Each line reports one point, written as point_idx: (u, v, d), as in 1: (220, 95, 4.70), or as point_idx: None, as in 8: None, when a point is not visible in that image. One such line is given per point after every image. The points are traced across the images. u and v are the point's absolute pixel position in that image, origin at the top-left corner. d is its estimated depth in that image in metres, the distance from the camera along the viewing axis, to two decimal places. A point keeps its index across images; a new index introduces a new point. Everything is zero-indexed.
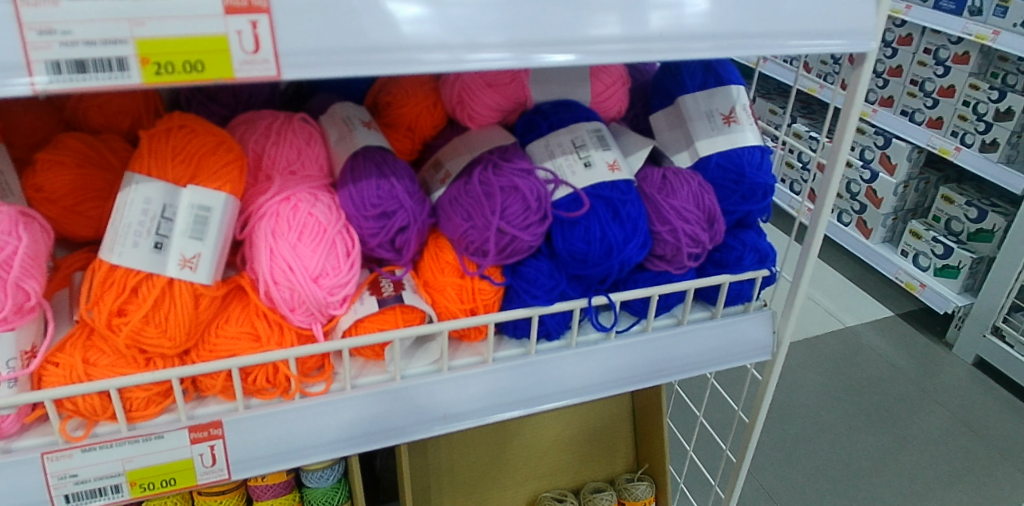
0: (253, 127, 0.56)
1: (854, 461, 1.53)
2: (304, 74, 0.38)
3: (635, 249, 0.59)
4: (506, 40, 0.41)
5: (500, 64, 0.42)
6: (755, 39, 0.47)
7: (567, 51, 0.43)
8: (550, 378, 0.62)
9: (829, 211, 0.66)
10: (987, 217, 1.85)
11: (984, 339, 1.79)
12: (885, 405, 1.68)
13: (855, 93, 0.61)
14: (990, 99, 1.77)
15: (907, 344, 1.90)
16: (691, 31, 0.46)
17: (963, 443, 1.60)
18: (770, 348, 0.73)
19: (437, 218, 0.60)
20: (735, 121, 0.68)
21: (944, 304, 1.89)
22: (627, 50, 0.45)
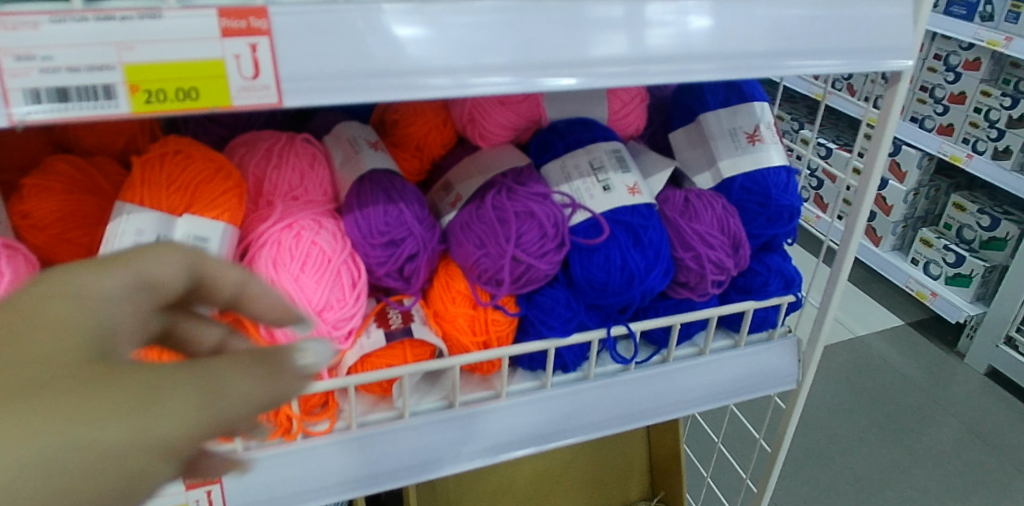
0: (254, 149, 0.53)
1: (868, 475, 1.49)
2: (305, 100, 0.35)
3: (658, 277, 0.56)
4: (510, 60, 0.39)
5: (506, 89, 0.39)
6: (767, 58, 0.44)
7: (570, 75, 0.40)
8: (566, 413, 0.59)
9: (860, 233, 0.62)
10: (1000, 225, 1.80)
11: (997, 350, 1.75)
12: (898, 418, 1.64)
13: (889, 112, 0.57)
14: (1002, 106, 1.74)
15: (919, 355, 1.86)
16: (700, 51, 0.43)
17: (977, 455, 1.56)
18: (795, 376, 0.70)
19: (448, 244, 0.57)
20: (760, 140, 0.64)
21: (956, 313, 1.84)
22: (633, 73, 0.42)
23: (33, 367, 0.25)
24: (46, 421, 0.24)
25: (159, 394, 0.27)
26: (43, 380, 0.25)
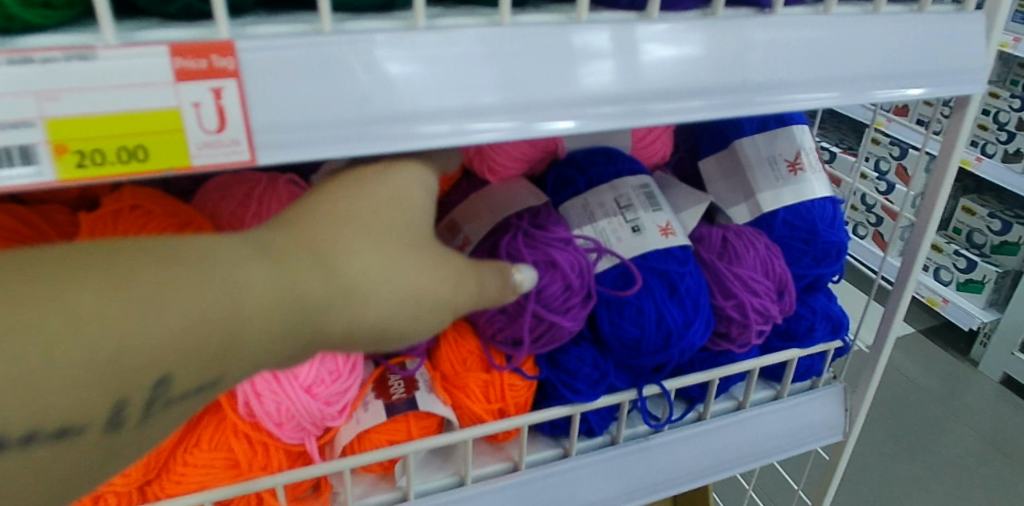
0: (230, 193, 0.45)
1: (885, 489, 1.41)
2: (280, 157, 0.29)
3: (698, 331, 0.49)
4: (503, 99, 0.32)
5: (504, 135, 0.33)
6: (764, 93, 0.38)
7: (568, 117, 0.34)
8: (592, 484, 0.52)
9: (920, 268, 0.55)
10: (1012, 229, 1.73)
11: (1011, 357, 1.67)
12: (913, 428, 1.56)
13: (956, 141, 0.51)
14: (1012, 108, 1.67)
15: (931, 363, 1.77)
16: (682, 86, 0.36)
17: (998, 467, 1.47)
18: (841, 427, 0.63)
19: None
20: (803, 169, 0.57)
21: (968, 320, 1.76)
22: (629, 114, 0.35)
23: (401, 223, 0.32)
24: (414, 264, 0.31)
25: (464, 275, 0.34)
26: (408, 236, 0.32)
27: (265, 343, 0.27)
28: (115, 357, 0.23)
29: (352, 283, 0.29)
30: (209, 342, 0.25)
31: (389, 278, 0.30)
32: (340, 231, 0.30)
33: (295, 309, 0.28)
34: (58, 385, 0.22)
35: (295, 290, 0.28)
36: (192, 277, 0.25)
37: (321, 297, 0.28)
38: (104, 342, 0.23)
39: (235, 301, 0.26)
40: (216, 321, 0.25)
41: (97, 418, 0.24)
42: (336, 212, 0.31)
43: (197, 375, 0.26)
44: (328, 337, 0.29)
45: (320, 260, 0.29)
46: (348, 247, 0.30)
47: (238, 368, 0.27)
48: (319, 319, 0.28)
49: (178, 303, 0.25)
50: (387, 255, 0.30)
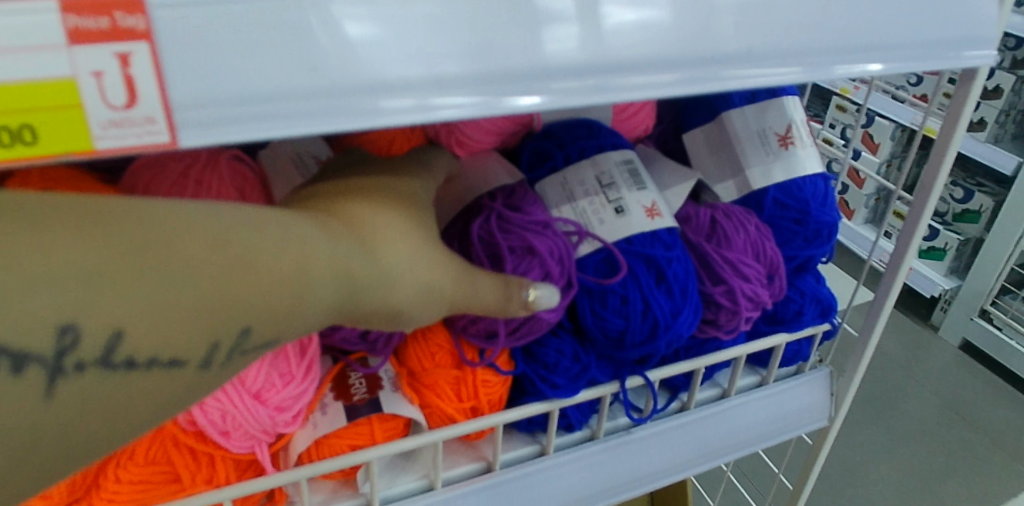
0: (164, 173, 0.40)
1: (849, 455, 1.41)
2: (202, 139, 0.25)
3: (687, 320, 0.45)
4: (467, 70, 0.28)
5: (467, 111, 0.29)
6: (737, 66, 0.34)
7: (533, 92, 0.30)
8: (569, 482, 0.49)
9: (915, 252, 0.52)
10: (973, 198, 1.71)
11: (971, 323, 1.68)
12: (877, 393, 1.57)
13: (960, 115, 0.47)
14: None
15: (894, 330, 1.78)
16: (640, 56, 0.31)
17: (958, 431, 1.49)
18: (826, 413, 0.60)
19: None
20: (793, 143, 0.54)
21: (931, 287, 1.77)
22: (596, 88, 0.31)
23: (414, 220, 0.35)
24: (431, 260, 0.34)
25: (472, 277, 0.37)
26: (421, 232, 0.35)
27: (317, 312, 0.30)
28: (212, 303, 0.25)
29: (382, 270, 0.32)
30: (281, 304, 0.28)
31: (411, 267, 0.33)
32: (369, 221, 0.33)
33: (340, 287, 0.30)
34: (166, 324, 0.25)
35: (345, 268, 0.30)
36: (270, 244, 0.27)
37: (364, 278, 0.31)
38: (205, 290, 0.25)
39: (302, 268, 0.28)
40: (287, 286, 0.28)
41: (193, 354, 0.26)
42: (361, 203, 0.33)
43: (265, 332, 0.28)
44: (355, 315, 0.32)
45: (362, 244, 0.31)
46: (379, 237, 0.32)
47: (293, 331, 0.29)
48: (357, 296, 0.31)
49: (262, 265, 0.27)
50: (409, 248, 0.33)
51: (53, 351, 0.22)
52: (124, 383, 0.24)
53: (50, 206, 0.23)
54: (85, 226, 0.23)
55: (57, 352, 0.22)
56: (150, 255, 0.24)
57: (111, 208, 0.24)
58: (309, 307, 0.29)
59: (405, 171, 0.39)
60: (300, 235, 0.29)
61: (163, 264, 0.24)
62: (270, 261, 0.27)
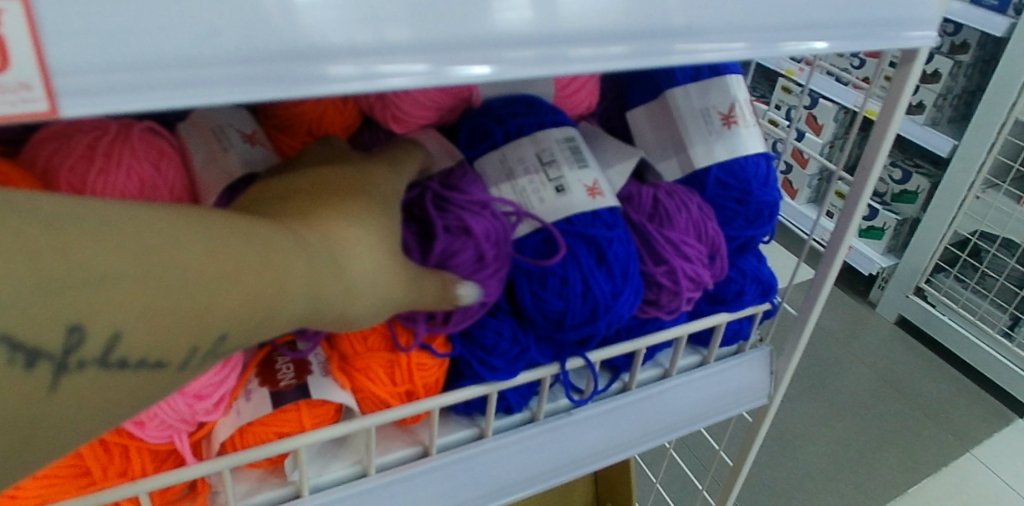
0: (68, 145, 0.37)
1: (788, 428, 1.45)
2: (90, 109, 0.23)
3: (627, 301, 0.45)
4: (415, 36, 0.26)
5: (418, 81, 0.27)
6: (687, 39, 0.33)
7: (482, 62, 0.28)
8: (508, 465, 0.48)
9: (854, 234, 0.53)
10: (910, 179, 1.76)
11: (906, 299, 1.74)
12: (816, 368, 1.62)
13: (899, 97, 0.47)
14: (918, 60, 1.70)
15: (834, 307, 1.83)
16: (592, 27, 0.30)
17: (892, 403, 1.54)
18: (766, 391, 0.61)
19: None
20: (736, 122, 0.53)
21: (869, 265, 1.82)
22: (549, 59, 0.30)
23: (399, 227, 0.35)
24: (398, 272, 0.34)
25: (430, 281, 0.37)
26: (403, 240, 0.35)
27: (291, 321, 0.30)
28: (202, 312, 0.26)
29: (350, 285, 0.32)
30: (261, 313, 0.28)
31: (386, 279, 0.33)
32: (354, 228, 0.32)
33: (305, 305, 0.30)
34: (158, 329, 0.25)
35: (321, 282, 0.30)
36: (256, 258, 0.28)
37: (330, 296, 0.31)
38: (197, 300, 0.26)
39: (283, 282, 0.28)
40: (266, 300, 0.28)
41: (175, 357, 0.26)
42: (349, 204, 0.33)
43: (243, 340, 0.28)
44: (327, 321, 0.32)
45: (341, 256, 0.31)
46: (360, 247, 0.32)
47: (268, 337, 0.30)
48: (331, 307, 0.31)
49: (251, 279, 0.27)
50: (386, 261, 0.33)
51: (61, 349, 0.23)
52: (102, 376, 0.25)
53: (62, 208, 0.23)
54: (92, 227, 0.23)
55: (64, 348, 0.23)
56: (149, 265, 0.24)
57: (114, 214, 0.24)
58: (284, 318, 0.29)
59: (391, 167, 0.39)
60: (280, 247, 0.29)
61: (135, 274, 0.24)
62: (255, 275, 0.27)
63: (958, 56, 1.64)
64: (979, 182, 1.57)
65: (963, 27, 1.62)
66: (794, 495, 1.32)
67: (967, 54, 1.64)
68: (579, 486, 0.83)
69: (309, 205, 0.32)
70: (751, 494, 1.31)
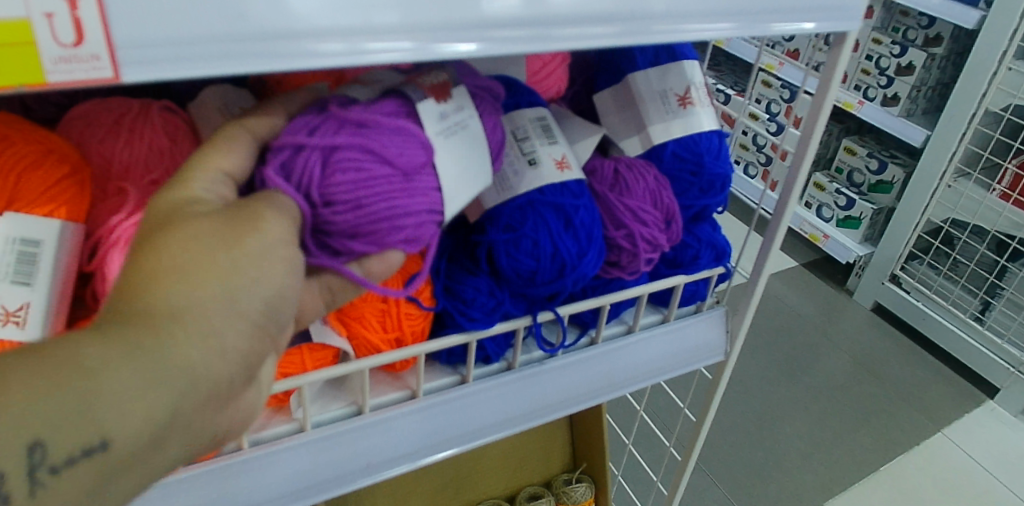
0: (98, 122, 0.43)
1: (767, 410, 1.52)
2: (143, 75, 0.28)
3: (591, 261, 0.51)
4: (403, 19, 0.32)
5: (403, 55, 0.33)
6: (668, 21, 0.39)
7: (471, 40, 0.34)
8: (485, 408, 0.54)
9: (796, 199, 0.59)
10: (887, 169, 1.84)
11: (882, 287, 1.81)
12: (792, 354, 1.68)
13: (832, 77, 0.54)
14: (892, 54, 1.78)
15: (812, 294, 1.90)
16: (563, 13, 0.36)
17: (867, 386, 1.62)
18: (721, 348, 0.66)
19: (389, 181, 0.41)
20: (692, 103, 0.59)
21: (845, 254, 1.89)
22: (533, 37, 0.36)
23: (206, 225, 0.33)
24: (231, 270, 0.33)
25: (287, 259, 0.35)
26: (215, 241, 0.33)
27: (152, 392, 0.30)
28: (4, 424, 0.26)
29: (182, 323, 0.31)
30: (77, 401, 0.28)
31: (211, 295, 0.32)
32: (152, 265, 0.32)
33: (140, 367, 0.29)
34: None
35: (133, 344, 0.29)
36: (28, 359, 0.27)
37: (164, 346, 0.30)
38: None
39: (75, 356, 0.28)
40: (65, 383, 0.28)
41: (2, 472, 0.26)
42: (144, 246, 0.32)
43: (75, 440, 0.28)
44: (201, 377, 0.31)
45: (153, 310, 0.31)
46: (157, 282, 0.31)
47: (125, 427, 0.29)
48: (168, 353, 0.30)
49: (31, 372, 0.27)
50: (199, 276, 0.32)
51: None
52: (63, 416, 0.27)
53: None
54: None
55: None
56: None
57: None
58: (115, 388, 0.29)
59: (188, 168, 0.36)
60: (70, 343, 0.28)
61: None
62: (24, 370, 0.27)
63: (932, 49, 1.72)
64: (951, 171, 1.64)
65: (936, 21, 1.71)
66: (772, 474, 1.39)
67: (941, 47, 1.72)
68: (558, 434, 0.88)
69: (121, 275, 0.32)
70: (733, 472, 1.38)
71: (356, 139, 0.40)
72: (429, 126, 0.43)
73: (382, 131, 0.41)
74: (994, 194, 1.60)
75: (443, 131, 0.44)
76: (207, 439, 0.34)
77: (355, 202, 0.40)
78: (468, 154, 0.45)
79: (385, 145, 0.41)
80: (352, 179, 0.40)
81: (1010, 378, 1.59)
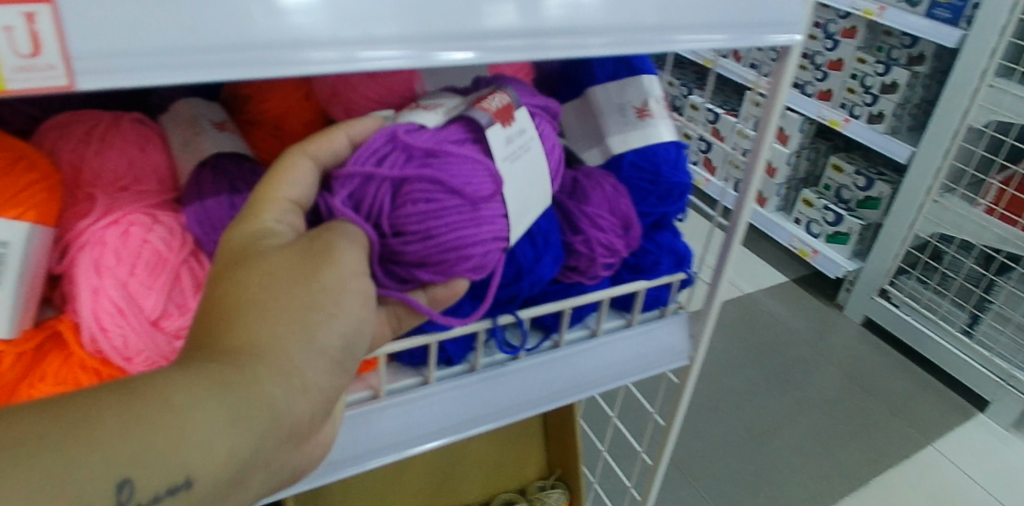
0: (70, 132, 0.46)
1: (757, 423, 1.54)
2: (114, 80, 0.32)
3: (547, 265, 0.54)
4: (401, 31, 0.38)
5: (395, 62, 0.38)
6: (663, 32, 0.46)
7: (464, 49, 0.40)
8: (452, 408, 0.56)
9: (753, 198, 0.61)
10: (874, 186, 1.87)
11: (872, 301, 1.83)
12: (783, 367, 1.70)
13: (781, 82, 0.56)
14: (876, 73, 1.80)
15: (802, 309, 1.92)
16: (554, 25, 0.43)
17: (857, 400, 1.63)
18: (686, 352, 0.68)
19: (454, 211, 0.47)
20: (650, 115, 0.62)
21: (835, 270, 1.92)
22: (524, 47, 0.42)
23: (282, 267, 0.40)
24: (303, 313, 0.39)
25: (352, 295, 0.42)
26: (289, 286, 0.40)
27: (240, 421, 0.36)
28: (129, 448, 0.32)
29: (264, 359, 0.38)
30: (182, 431, 0.34)
31: (289, 337, 0.39)
32: (240, 307, 0.39)
33: (232, 397, 0.36)
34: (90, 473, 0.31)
35: (224, 379, 0.36)
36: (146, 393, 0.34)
37: (251, 381, 0.37)
38: (102, 451, 0.32)
39: (176, 396, 0.34)
40: (164, 422, 0.33)
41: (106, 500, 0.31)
42: (232, 288, 0.39)
43: (164, 477, 0.33)
44: (282, 409, 0.38)
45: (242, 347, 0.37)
46: (243, 324, 0.38)
47: (217, 457, 0.35)
48: (254, 390, 0.36)
49: (147, 404, 0.33)
50: (279, 318, 0.39)
51: None
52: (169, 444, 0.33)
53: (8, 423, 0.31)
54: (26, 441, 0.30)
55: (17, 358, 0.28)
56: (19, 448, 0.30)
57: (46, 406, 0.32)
58: (211, 418, 0.35)
59: (260, 203, 0.43)
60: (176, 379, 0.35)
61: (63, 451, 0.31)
62: (131, 411, 0.33)
63: (915, 68, 1.75)
64: (937, 187, 1.68)
65: (918, 41, 1.75)
66: (762, 487, 1.40)
67: (923, 66, 1.74)
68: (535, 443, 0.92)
69: (214, 316, 0.39)
70: (725, 487, 1.39)
71: (423, 172, 0.46)
72: (497, 151, 0.49)
73: (445, 164, 0.47)
74: (981, 208, 1.63)
75: (510, 155, 0.50)
76: (277, 475, 0.40)
77: (423, 232, 0.46)
78: (530, 177, 0.51)
79: (449, 179, 0.47)
80: (421, 211, 0.46)
81: (1000, 391, 1.60)
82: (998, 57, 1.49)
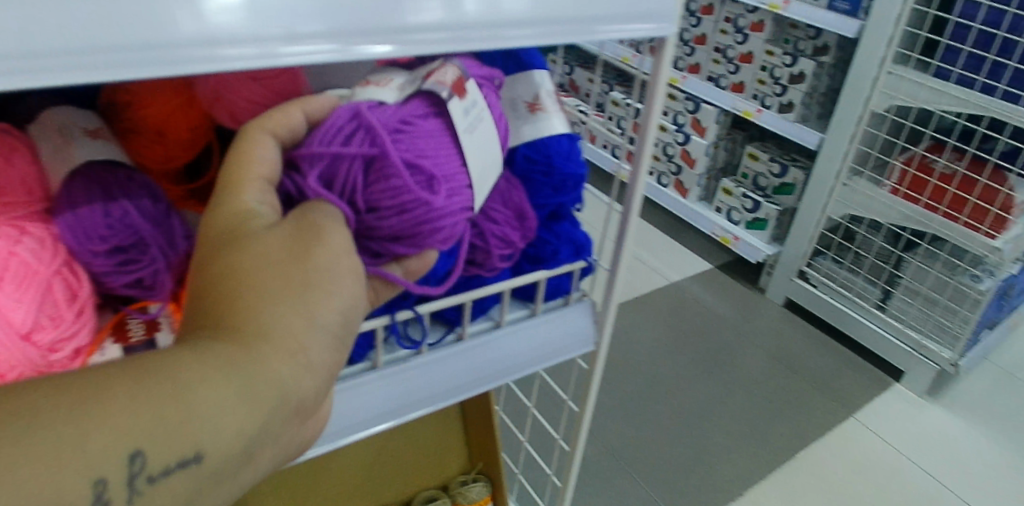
0: None
1: (690, 409, 1.55)
2: (80, 80, 0.33)
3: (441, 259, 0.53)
4: (365, 24, 0.40)
5: (369, 52, 0.40)
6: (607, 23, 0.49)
7: (417, 37, 0.42)
8: (361, 404, 0.56)
9: (644, 176, 0.61)
10: (788, 172, 1.94)
11: (792, 282, 1.90)
12: (712, 351, 1.74)
13: (660, 63, 0.56)
14: (784, 64, 1.86)
15: (727, 294, 1.98)
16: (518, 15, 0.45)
17: (783, 379, 1.68)
18: (590, 339, 0.68)
19: (424, 183, 0.47)
20: (541, 108, 0.59)
21: (756, 255, 1.98)
22: (489, 35, 0.44)
23: (271, 247, 0.40)
24: (299, 293, 0.39)
25: (349, 274, 0.41)
26: (283, 265, 0.39)
27: (242, 398, 0.36)
28: (133, 425, 0.33)
29: (260, 338, 0.37)
30: (187, 408, 0.35)
31: (292, 318, 0.39)
32: (234, 284, 0.38)
33: (233, 378, 0.36)
34: (95, 451, 0.32)
35: (224, 357, 0.36)
36: (152, 368, 0.34)
37: (250, 360, 0.37)
38: (105, 429, 0.33)
39: (181, 374, 0.35)
40: (173, 396, 0.34)
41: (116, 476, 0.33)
42: (224, 263, 0.39)
43: (174, 451, 0.34)
44: (286, 388, 0.38)
45: (241, 326, 0.37)
46: (243, 301, 0.38)
47: (222, 435, 0.36)
48: (257, 369, 0.37)
49: (151, 384, 0.34)
50: (278, 293, 0.39)
51: None
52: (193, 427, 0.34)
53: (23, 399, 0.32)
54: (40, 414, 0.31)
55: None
56: (37, 417, 0.31)
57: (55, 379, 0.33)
58: (212, 397, 0.35)
59: (238, 181, 0.42)
60: (180, 358, 0.35)
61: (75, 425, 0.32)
62: (141, 386, 0.34)
63: (820, 58, 1.82)
64: (846, 170, 1.74)
65: (822, 32, 1.82)
66: (699, 472, 1.40)
67: (828, 56, 1.82)
68: (450, 445, 0.99)
69: (209, 292, 0.39)
70: (666, 475, 1.39)
71: (391, 145, 0.46)
72: (458, 124, 0.49)
73: (412, 138, 0.47)
74: (885, 189, 1.68)
75: (468, 128, 0.50)
76: (286, 447, 0.42)
77: (397, 207, 0.47)
78: (486, 145, 0.51)
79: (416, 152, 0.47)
80: (392, 188, 0.47)
81: (912, 360, 1.67)
82: (893, 45, 1.56)
